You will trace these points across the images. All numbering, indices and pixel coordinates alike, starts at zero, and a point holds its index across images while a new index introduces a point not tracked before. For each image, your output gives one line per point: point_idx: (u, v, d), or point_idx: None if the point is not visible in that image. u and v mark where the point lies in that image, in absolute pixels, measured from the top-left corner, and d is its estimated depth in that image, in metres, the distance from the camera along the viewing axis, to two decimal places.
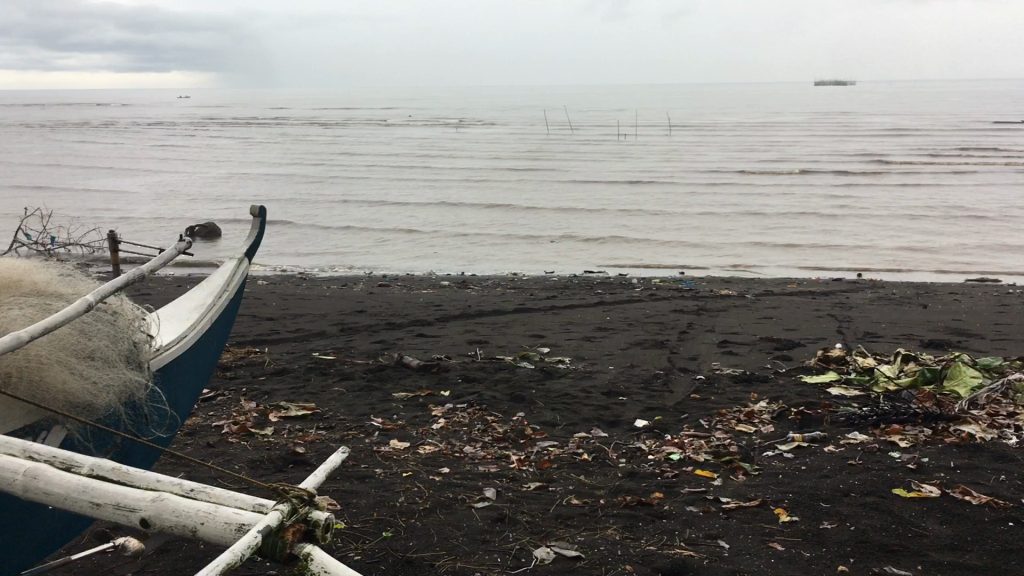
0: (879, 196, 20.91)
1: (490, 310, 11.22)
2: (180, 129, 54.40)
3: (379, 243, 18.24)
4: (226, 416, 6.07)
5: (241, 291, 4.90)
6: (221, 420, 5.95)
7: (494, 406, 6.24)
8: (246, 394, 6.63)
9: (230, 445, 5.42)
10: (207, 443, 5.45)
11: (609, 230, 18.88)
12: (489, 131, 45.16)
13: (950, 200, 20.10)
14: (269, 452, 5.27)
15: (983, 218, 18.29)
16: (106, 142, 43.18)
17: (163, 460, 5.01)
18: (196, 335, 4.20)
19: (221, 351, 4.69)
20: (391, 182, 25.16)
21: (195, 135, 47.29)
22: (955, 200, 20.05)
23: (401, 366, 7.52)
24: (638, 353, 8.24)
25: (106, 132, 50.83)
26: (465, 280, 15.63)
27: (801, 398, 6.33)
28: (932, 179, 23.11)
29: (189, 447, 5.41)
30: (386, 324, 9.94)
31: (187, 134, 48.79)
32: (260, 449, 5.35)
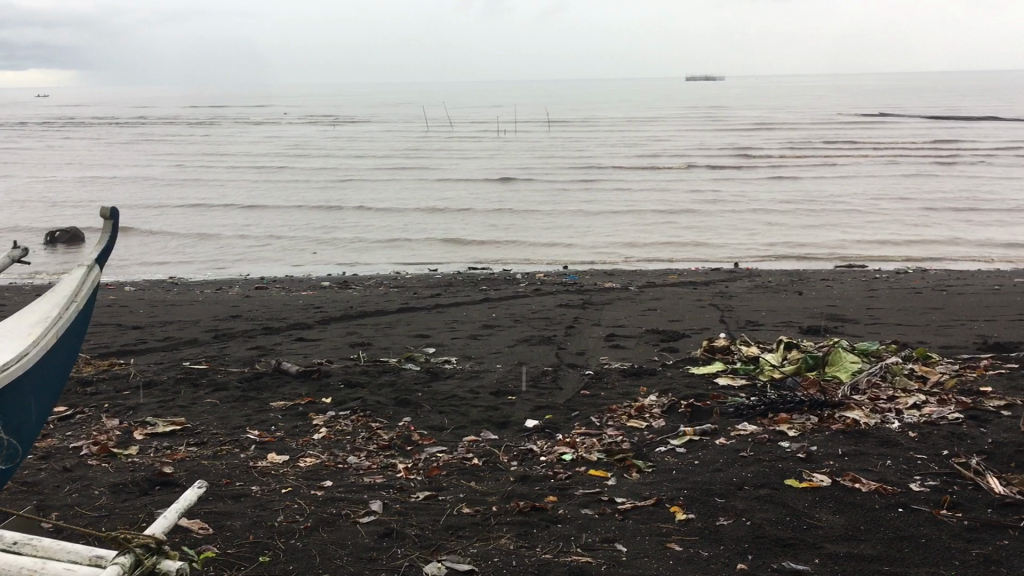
0: (752, 190, 21.50)
1: (373, 311, 10.90)
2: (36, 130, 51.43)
3: (255, 248, 17.59)
4: (84, 436, 5.60)
5: (92, 300, 4.48)
6: (78, 441, 5.49)
7: (379, 412, 5.97)
8: (109, 411, 6.16)
9: (89, 469, 4.98)
10: (63, 468, 4.99)
11: (492, 228, 18.75)
12: (367, 129, 44.49)
13: (817, 192, 20.84)
14: (132, 473, 4.86)
15: (848, 209, 19.04)
16: None
17: (11, 491, 4.55)
18: (39, 352, 3.80)
19: (71, 367, 4.28)
20: (265, 183, 24.37)
21: (53, 136, 44.78)
22: (822, 193, 20.80)
23: (279, 372, 7.15)
24: (526, 350, 8.10)
25: None
26: (347, 281, 15.20)
27: (689, 390, 6.30)
28: (799, 172, 23.94)
29: (42, 473, 4.94)
30: (263, 329, 9.50)
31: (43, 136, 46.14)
32: (121, 470, 4.94)
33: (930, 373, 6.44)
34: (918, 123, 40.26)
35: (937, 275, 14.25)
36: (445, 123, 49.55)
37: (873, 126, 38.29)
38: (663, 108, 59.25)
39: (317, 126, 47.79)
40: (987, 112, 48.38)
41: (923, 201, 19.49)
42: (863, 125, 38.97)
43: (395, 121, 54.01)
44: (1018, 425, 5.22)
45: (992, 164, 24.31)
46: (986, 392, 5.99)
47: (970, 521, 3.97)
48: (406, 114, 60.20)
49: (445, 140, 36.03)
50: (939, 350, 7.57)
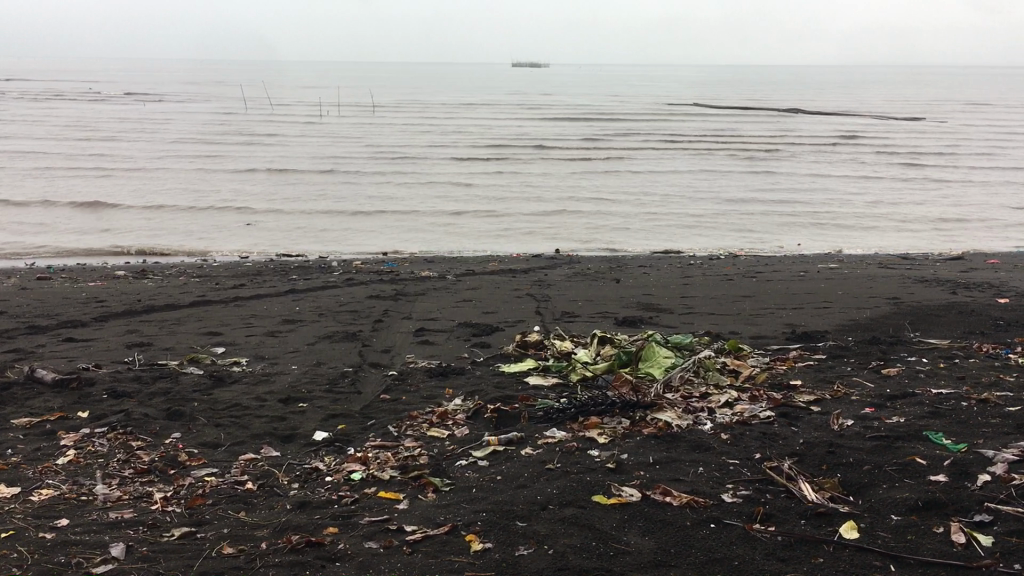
0: (573, 182, 21.57)
1: (162, 304, 9.89)
2: None
3: (38, 238, 15.92)
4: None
5: None
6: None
7: (145, 427, 5.16)
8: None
9: None
10: None
11: (306, 218, 17.81)
12: (178, 109, 41.98)
13: (635, 186, 21.15)
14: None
15: (663, 204, 19.39)
16: None
17: None
18: None
19: None
20: (57, 167, 22.30)
21: None
22: (640, 186, 21.12)
23: (32, 380, 6.15)
24: (326, 349, 7.44)
25: None
26: (143, 270, 13.92)
27: (497, 392, 5.85)
28: (618, 165, 24.24)
29: None
30: (29, 327, 8.34)
31: None
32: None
33: (742, 367, 6.29)
34: (730, 115, 41.93)
35: (748, 261, 14.57)
36: (263, 104, 47.50)
37: (687, 118, 39.58)
38: (487, 96, 59.26)
39: (122, 104, 44.69)
40: (789, 105, 51.20)
41: (734, 197, 20.08)
42: (678, 117, 40.23)
43: (208, 99, 51.22)
44: (827, 423, 5.07)
45: (796, 159, 25.47)
46: (796, 386, 5.88)
47: (784, 536, 3.69)
48: (220, 94, 57.28)
49: (260, 124, 34.33)
50: (750, 341, 7.48)
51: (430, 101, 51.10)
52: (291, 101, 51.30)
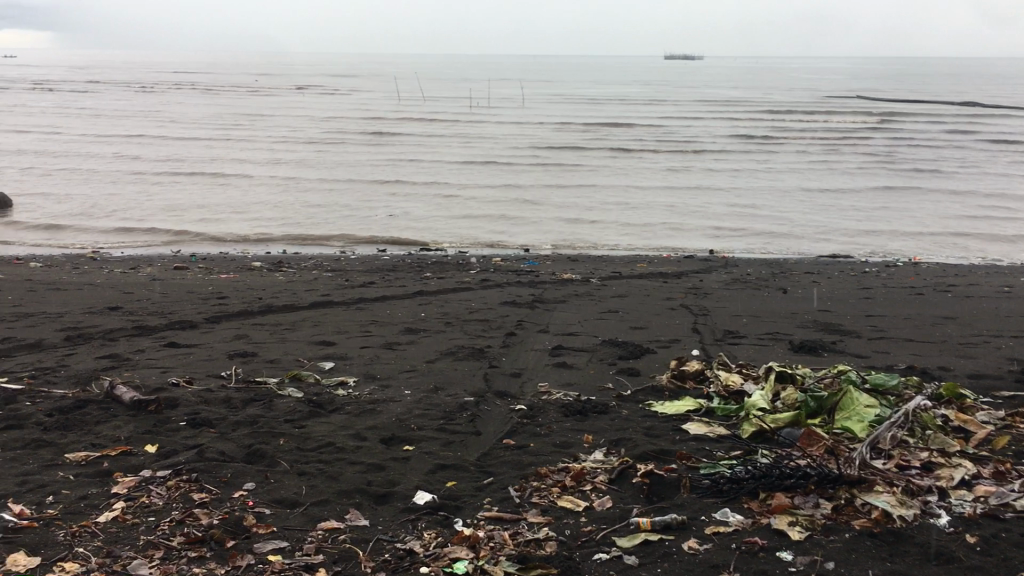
0: (728, 192, 20.09)
1: (284, 303, 9.15)
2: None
3: (183, 230, 15.71)
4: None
5: None
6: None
7: (217, 473, 4.20)
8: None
9: None
10: None
11: (447, 217, 16.98)
12: (331, 102, 42.54)
13: (798, 199, 19.45)
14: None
15: (831, 217, 17.68)
16: None
17: None
18: None
19: None
20: (211, 162, 22.46)
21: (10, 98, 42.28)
22: (804, 200, 19.41)
23: (111, 397, 5.32)
24: (447, 370, 6.36)
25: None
26: (280, 262, 13.30)
27: (649, 444, 4.63)
28: (782, 175, 22.38)
29: None
30: (138, 326, 7.67)
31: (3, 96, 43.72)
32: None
33: (971, 424, 4.82)
34: (902, 114, 38.92)
35: (933, 270, 12.68)
36: (418, 98, 47.55)
37: (856, 117, 36.82)
38: (638, 88, 57.68)
39: (277, 98, 45.54)
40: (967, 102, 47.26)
41: (914, 215, 18.04)
42: (845, 115, 37.51)
43: (359, 93, 51.78)
44: None
45: (983, 170, 22.89)
46: None
47: None
48: (376, 87, 57.99)
49: (410, 121, 34.06)
50: (968, 383, 5.94)
51: (581, 96, 49.83)
52: (443, 95, 51.31)
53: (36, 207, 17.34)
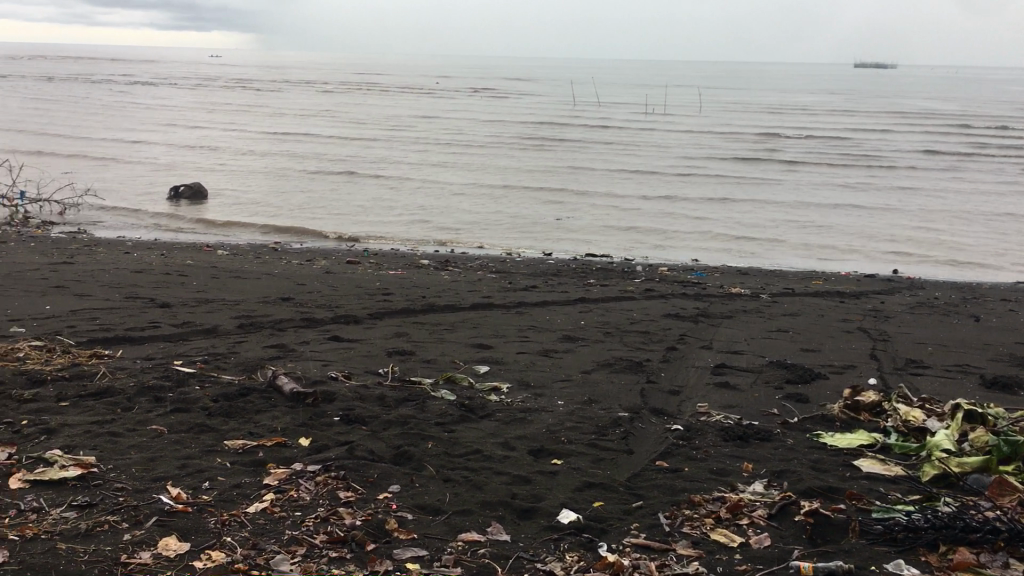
0: (915, 213, 18.86)
1: (447, 302, 9.22)
2: (203, 88, 52.39)
3: (358, 228, 16.22)
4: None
5: None
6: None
7: (365, 473, 4.19)
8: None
9: None
10: None
11: (614, 227, 16.77)
12: (507, 106, 43.09)
13: (996, 223, 18.02)
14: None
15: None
16: (117, 99, 40.96)
17: None
18: None
19: None
20: (389, 164, 23.16)
21: (212, 97, 45.15)
22: (1004, 224, 17.95)
23: (272, 387, 5.44)
24: (603, 382, 6.17)
25: (128, 89, 48.94)
26: (447, 261, 13.47)
27: (815, 480, 4.29)
28: (977, 197, 20.83)
29: None
30: (306, 318, 7.88)
31: (207, 94, 46.75)
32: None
33: None
34: None
35: None
36: (592, 104, 47.52)
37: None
38: (821, 97, 55.42)
39: (456, 100, 46.56)
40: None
41: None
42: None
43: (534, 97, 52.25)
44: None
45: None
46: None
47: None
48: (552, 91, 58.36)
49: (583, 127, 34.03)
50: None
51: (760, 105, 48.34)
52: (618, 100, 50.99)
53: (227, 200, 18.39)
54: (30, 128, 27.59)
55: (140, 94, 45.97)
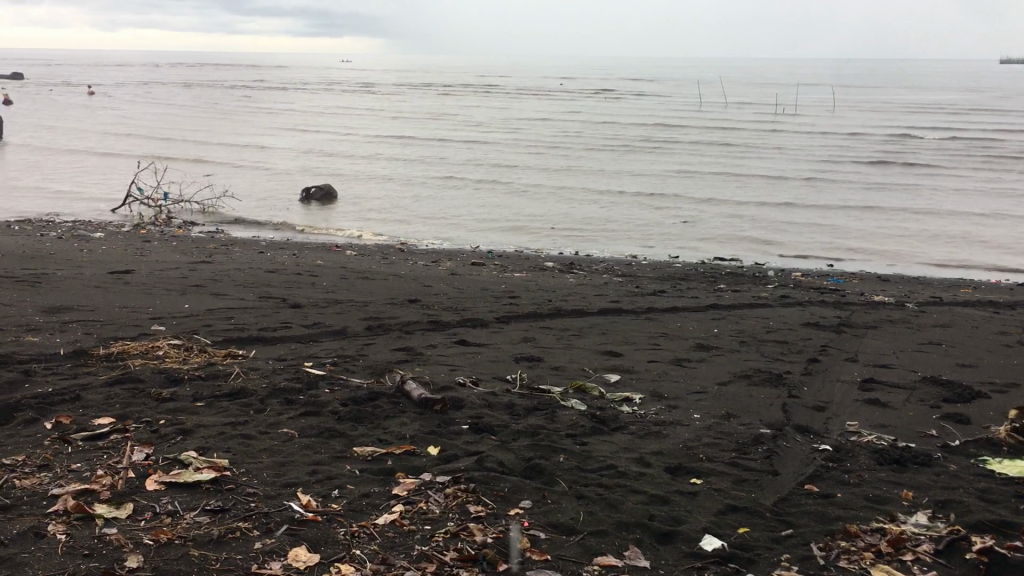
0: None
1: (574, 306, 9.02)
2: (334, 92, 53.87)
3: (482, 231, 16.22)
4: (62, 470, 3.93)
5: None
6: (38, 479, 3.82)
7: (495, 487, 4.04)
8: (134, 427, 4.52)
9: (55, 537, 3.31)
10: (25, 532, 3.33)
11: (743, 235, 16.24)
12: (633, 108, 42.59)
13: None
14: (46, 560, 3.13)
15: None
16: (254, 104, 42.50)
17: None
18: None
19: None
20: (514, 168, 23.17)
21: (342, 101, 46.32)
22: None
23: (400, 393, 5.36)
24: (742, 395, 5.84)
25: (263, 94, 50.73)
26: (572, 263, 13.28)
27: (986, 513, 3.89)
28: None
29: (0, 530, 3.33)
30: (433, 321, 7.83)
31: (338, 99, 48.02)
32: (33, 550, 3.19)
33: None
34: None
35: None
36: (717, 104, 46.48)
37: None
38: (963, 96, 52.56)
39: (580, 102, 46.33)
40: None
41: None
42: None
43: (660, 97, 51.50)
44: None
45: None
46: None
47: None
48: (677, 92, 57.41)
49: (709, 128, 33.28)
50: None
51: (898, 104, 46.23)
52: (746, 101, 49.72)
53: (356, 203, 18.74)
54: (173, 133, 28.94)
55: (274, 98, 47.70)
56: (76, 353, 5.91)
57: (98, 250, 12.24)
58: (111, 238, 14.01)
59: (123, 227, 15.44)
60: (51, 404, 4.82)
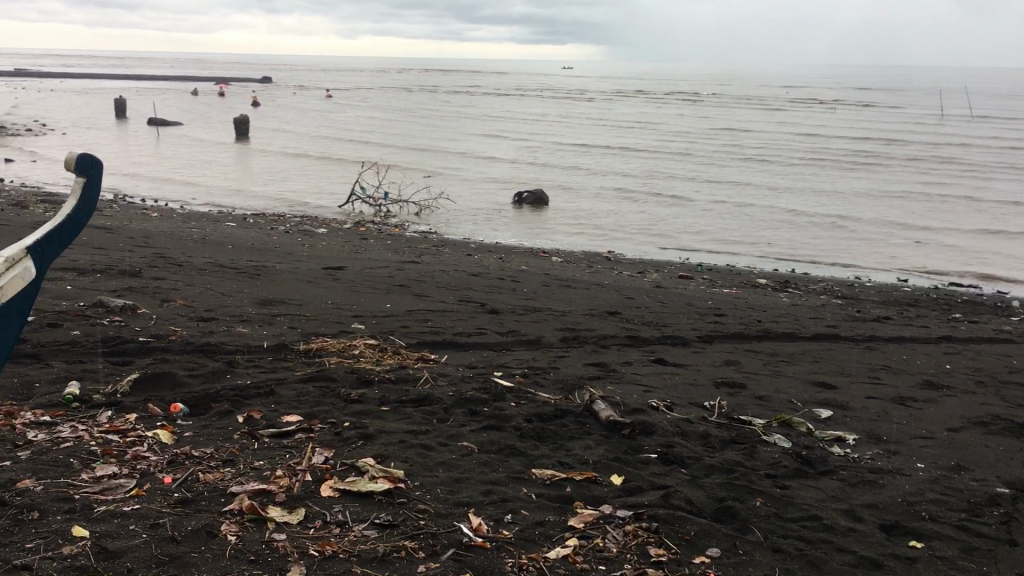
0: None
1: (785, 329, 8.40)
2: (555, 100, 54.51)
3: (691, 245, 15.71)
4: (244, 467, 3.95)
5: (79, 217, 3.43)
6: (221, 474, 3.85)
7: (681, 530, 3.67)
8: (319, 428, 4.51)
9: (224, 538, 3.28)
10: (200, 529, 3.32)
11: (983, 265, 14.75)
12: (865, 120, 40.15)
13: None
14: (212, 563, 3.10)
15: None
16: (477, 110, 43.71)
17: (94, 563, 3.02)
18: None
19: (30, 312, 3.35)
20: (729, 183, 22.38)
21: (561, 109, 46.75)
22: None
23: (588, 412, 5.08)
24: (976, 445, 5.12)
25: (486, 101, 52.12)
26: (786, 282, 12.53)
27: None
28: None
29: (179, 525, 3.35)
30: (631, 336, 7.51)
31: (558, 106, 48.52)
32: (203, 551, 3.17)
33: None
34: None
35: None
36: (960, 117, 43.05)
37: None
38: None
39: (807, 113, 44.28)
40: None
41: None
42: None
43: (896, 109, 48.38)
44: None
45: None
46: None
47: None
48: (915, 104, 53.75)
49: (951, 144, 30.76)
50: None
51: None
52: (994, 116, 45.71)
53: (567, 210, 18.73)
54: (398, 138, 30.21)
55: (495, 105, 48.90)
56: (278, 347, 6.06)
57: (318, 246, 12.80)
58: (332, 234, 14.69)
59: (345, 223, 16.18)
60: (246, 397, 4.93)
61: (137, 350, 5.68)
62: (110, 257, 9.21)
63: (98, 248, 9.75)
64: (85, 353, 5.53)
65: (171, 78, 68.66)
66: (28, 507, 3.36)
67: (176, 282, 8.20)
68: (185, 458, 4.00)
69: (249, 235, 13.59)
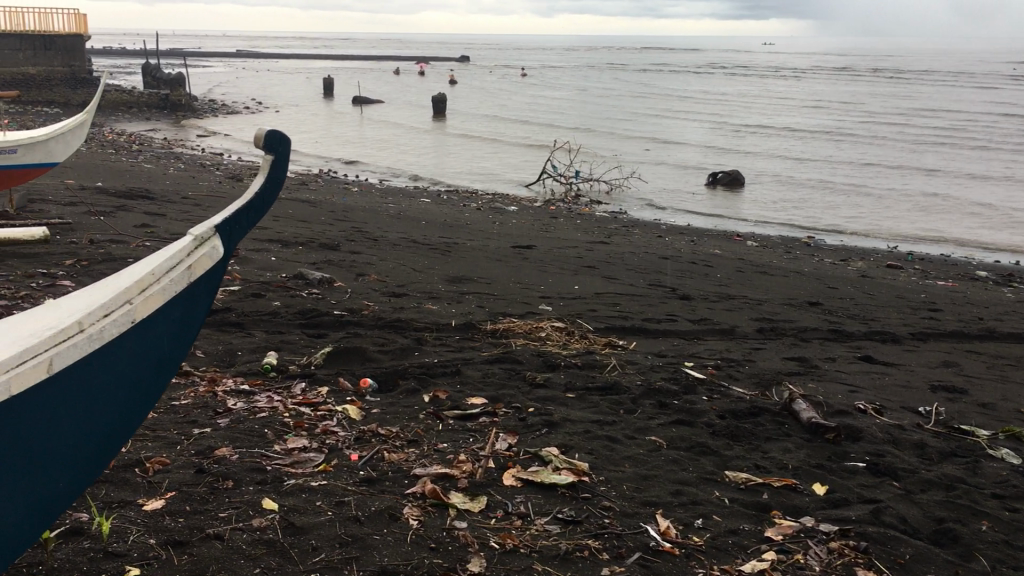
0: None
1: (1012, 330, 7.60)
2: (755, 79, 52.62)
3: (901, 234, 14.65)
4: (429, 448, 3.91)
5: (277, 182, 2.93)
6: (405, 455, 3.82)
7: (892, 552, 3.30)
8: (504, 413, 4.43)
9: (405, 522, 3.23)
10: (381, 511, 3.29)
11: None
12: None
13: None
14: (394, 547, 3.05)
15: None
16: (673, 90, 42.76)
17: (283, 537, 3.05)
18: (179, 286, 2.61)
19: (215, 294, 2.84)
20: (947, 169, 20.76)
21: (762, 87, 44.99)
22: None
23: (788, 411, 4.72)
24: None
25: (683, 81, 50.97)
26: (1012, 276, 11.40)
27: None
28: None
29: (363, 504, 3.34)
30: (834, 330, 7.01)
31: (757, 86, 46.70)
32: (385, 533, 3.14)
33: None
34: None
35: None
36: None
37: None
38: None
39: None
40: None
41: None
42: None
43: None
44: None
45: None
46: None
47: None
48: None
49: None
50: None
51: None
52: None
53: (765, 193, 17.96)
54: (590, 120, 30.05)
55: (691, 84, 47.85)
56: (466, 326, 6.04)
57: (509, 224, 12.87)
58: (523, 212, 14.72)
59: (536, 202, 16.20)
60: (433, 376, 4.91)
61: (332, 323, 5.81)
62: (312, 229, 9.58)
63: (302, 221, 10.17)
64: (284, 324, 5.71)
65: (376, 57, 71.41)
66: (224, 475, 3.45)
67: (372, 257, 8.39)
68: (372, 435, 4.01)
69: (443, 211, 13.83)
